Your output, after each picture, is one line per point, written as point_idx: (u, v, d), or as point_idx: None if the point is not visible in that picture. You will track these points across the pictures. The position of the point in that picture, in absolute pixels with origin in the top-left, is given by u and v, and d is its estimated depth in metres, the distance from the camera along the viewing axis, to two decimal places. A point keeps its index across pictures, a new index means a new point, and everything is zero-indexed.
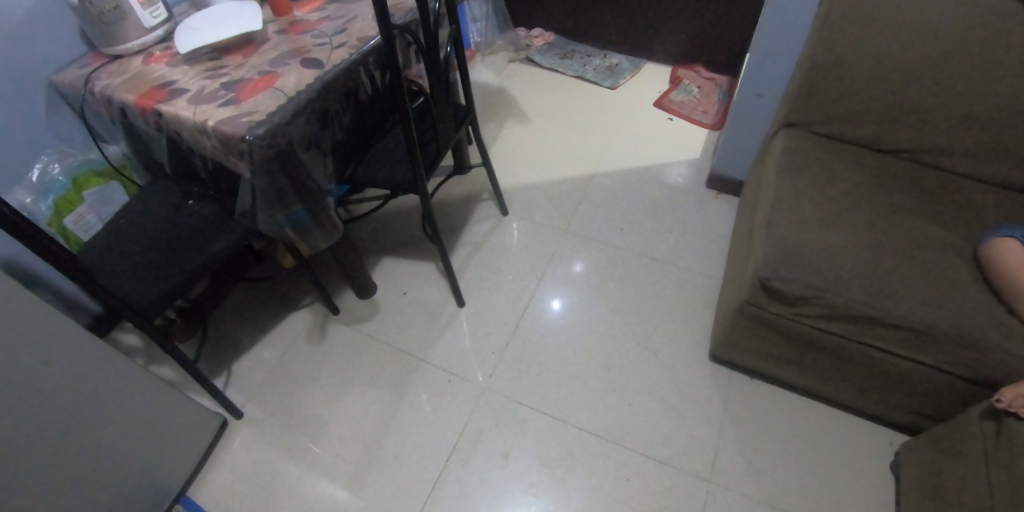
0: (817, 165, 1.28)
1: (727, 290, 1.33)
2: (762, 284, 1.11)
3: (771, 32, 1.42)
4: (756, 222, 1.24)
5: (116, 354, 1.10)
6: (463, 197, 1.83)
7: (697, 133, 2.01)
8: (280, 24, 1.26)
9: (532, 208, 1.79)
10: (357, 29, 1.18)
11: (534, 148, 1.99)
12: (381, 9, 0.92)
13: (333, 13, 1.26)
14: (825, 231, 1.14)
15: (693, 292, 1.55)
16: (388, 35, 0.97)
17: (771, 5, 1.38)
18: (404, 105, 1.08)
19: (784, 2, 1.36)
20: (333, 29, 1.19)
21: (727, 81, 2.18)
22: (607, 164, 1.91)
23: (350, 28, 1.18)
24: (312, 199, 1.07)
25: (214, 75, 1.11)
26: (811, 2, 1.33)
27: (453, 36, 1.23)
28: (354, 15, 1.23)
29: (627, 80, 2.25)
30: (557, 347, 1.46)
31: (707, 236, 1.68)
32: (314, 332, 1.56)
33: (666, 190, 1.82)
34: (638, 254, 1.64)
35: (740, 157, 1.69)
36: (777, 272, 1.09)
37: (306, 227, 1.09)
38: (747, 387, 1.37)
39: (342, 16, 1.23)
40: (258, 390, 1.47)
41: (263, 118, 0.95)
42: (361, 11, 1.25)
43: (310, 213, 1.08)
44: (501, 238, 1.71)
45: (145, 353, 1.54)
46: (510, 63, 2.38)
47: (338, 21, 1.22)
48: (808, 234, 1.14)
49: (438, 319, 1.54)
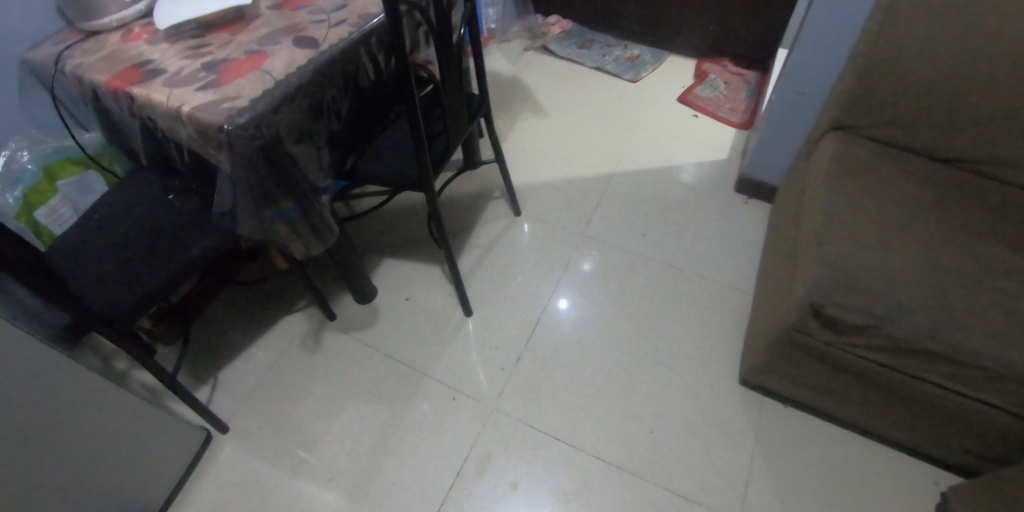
0: (873, 172, 1.13)
1: (765, 309, 1.19)
2: (813, 310, 0.96)
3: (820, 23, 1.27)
4: (801, 237, 1.10)
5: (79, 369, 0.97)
6: (472, 194, 1.69)
7: (724, 132, 1.87)
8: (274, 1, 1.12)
9: (548, 208, 1.65)
10: (358, 6, 1.03)
11: (549, 143, 1.85)
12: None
13: None
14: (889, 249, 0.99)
15: (721, 307, 1.41)
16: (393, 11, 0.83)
17: None
18: (410, 93, 0.95)
19: None
20: (332, 5, 1.05)
21: (755, 78, 2.04)
22: (627, 163, 1.78)
23: (351, 5, 1.04)
24: (302, 200, 0.94)
25: (196, 54, 0.98)
26: None
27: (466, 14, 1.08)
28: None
29: (649, 72, 2.11)
30: (571, 364, 1.33)
31: (737, 245, 1.54)
32: (308, 339, 1.44)
33: (691, 193, 1.68)
34: (660, 263, 1.51)
35: (775, 161, 1.55)
36: (832, 299, 0.94)
37: (295, 230, 0.97)
38: (778, 416, 1.24)
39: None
40: (246, 402, 1.36)
41: (246, 105, 0.82)
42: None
43: (300, 214, 0.95)
44: (512, 240, 1.57)
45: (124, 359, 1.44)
46: (525, 51, 2.24)
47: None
48: (867, 253, 0.98)
49: (442, 330, 1.40)
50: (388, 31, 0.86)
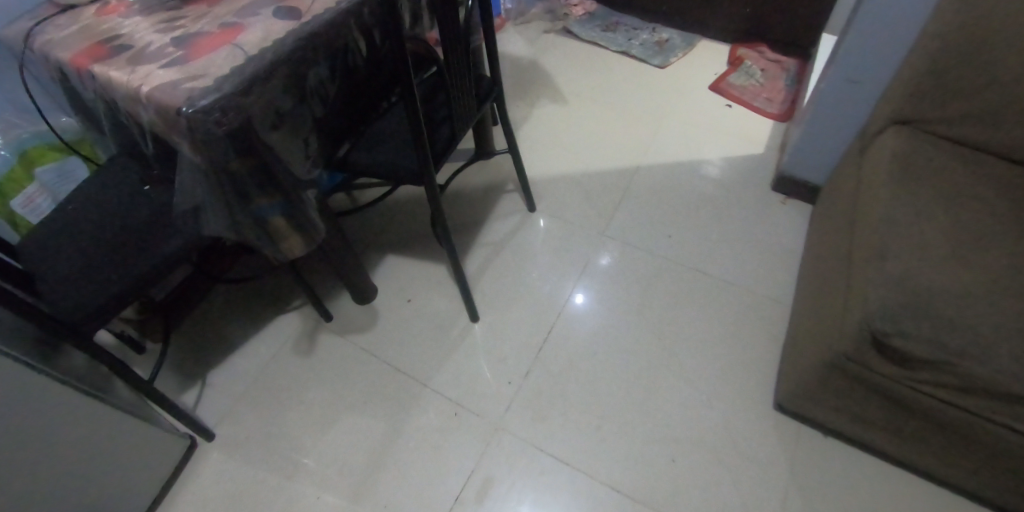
0: (943, 174, 0.97)
1: (811, 329, 1.04)
2: (874, 339, 0.81)
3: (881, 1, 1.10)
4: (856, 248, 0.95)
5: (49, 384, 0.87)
6: (484, 185, 1.55)
7: (760, 125, 1.70)
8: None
9: (566, 202, 1.50)
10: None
11: (568, 132, 1.70)
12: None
13: None
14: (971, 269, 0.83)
15: (756, 318, 1.27)
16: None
17: None
18: (406, 72, 0.82)
19: None
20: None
21: (795, 65, 1.87)
22: (654, 155, 1.62)
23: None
24: (281, 194, 0.83)
25: (168, 28, 0.87)
26: None
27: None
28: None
29: (679, 58, 1.94)
30: (586, 379, 1.20)
31: (775, 250, 1.38)
32: (302, 342, 1.34)
33: (723, 191, 1.53)
34: (688, 269, 1.36)
35: (819, 158, 1.39)
36: (899, 327, 0.78)
37: (274, 227, 0.86)
38: (818, 447, 1.10)
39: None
40: (234, 408, 1.27)
41: (212, 85, 0.71)
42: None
43: (280, 210, 0.84)
44: (526, 238, 1.44)
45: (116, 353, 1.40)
46: (545, 33, 2.09)
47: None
48: (938, 271, 0.83)
49: (446, 337, 1.29)
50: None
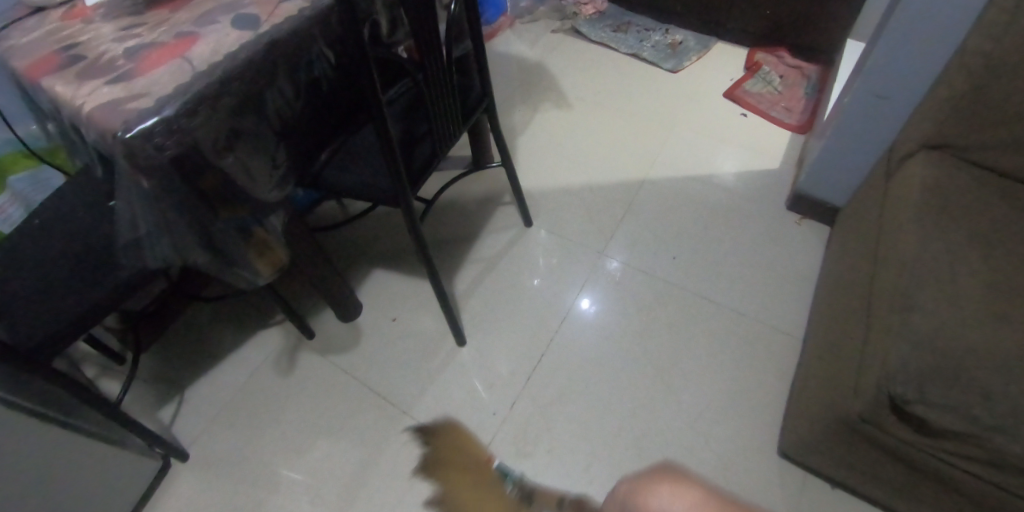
0: (978, 208, 0.87)
1: (823, 375, 0.94)
2: (894, 403, 0.71)
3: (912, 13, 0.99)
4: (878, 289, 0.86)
5: (13, 413, 0.81)
6: (479, 197, 1.47)
7: (777, 136, 1.60)
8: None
9: (564, 217, 1.42)
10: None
11: (572, 139, 1.61)
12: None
13: None
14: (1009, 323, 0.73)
15: (763, 352, 1.18)
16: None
17: None
18: (375, 88, 0.75)
19: None
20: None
21: (817, 72, 1.75)
22: (662, 167, 1.52)
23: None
24: (234, 216, 0.78)
25: (125, 36, 0.81)
26: None
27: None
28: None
29: (692, 61, 1.84)
30: (576, 413, 1.12)
31: (788, 276, 1.29)
32: (282, 360, 1.28)
33: (735, 208, 1.43)
34: (692, 295, 1.27)
35: (839, 177, 1.29)
36: (922, 393, 0.69)
37: (230, 251, 0.81)
38: (826, 501, 1.01)
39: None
40: (210, 427, 1.21)
41: (153, 105, 0.64)
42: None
43: (236, 232, 0.79)
44: (520, 255, 1.36)
45: (97, 363, 1.37)
46: (552, 33, 2.00)
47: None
48: (972, 326, 0.72)
49: (431, 360, 1.22)
50: (341, 8, 0.66)
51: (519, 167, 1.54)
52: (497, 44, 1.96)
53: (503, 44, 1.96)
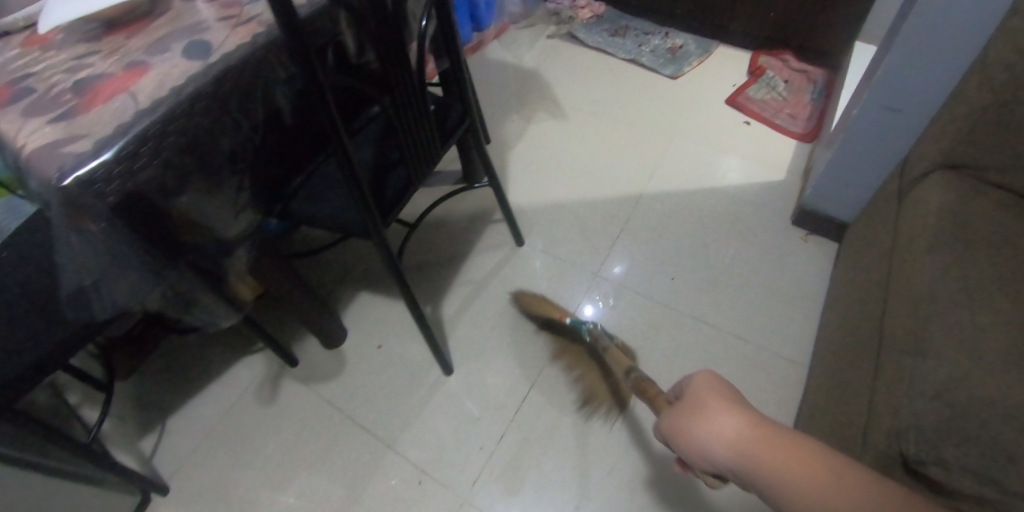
0: (1000, 237, 0.80)
1: (836, 419, 0.87)
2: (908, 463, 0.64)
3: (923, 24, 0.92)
4: (895, 328, 0.79)
5: None
6: (469, 214, 1.42)
7: (781, 146, 1.53)
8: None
9: (558, 235, 1.36)
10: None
11: (567, 150, 1.55)
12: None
13: None
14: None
15: (766, 381, 1.11)
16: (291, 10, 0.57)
17: None
18: (334, 119, 0.70)
19: None
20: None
21: (823, 77, 1.68)
22: (661, 179, 1.46)
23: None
24: (186, 256, 0.75)
25: (76, 66, 0.77)
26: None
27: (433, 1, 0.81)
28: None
29: (693, 66, 1.77)
30: (569, 448, 1.07)
31: (792, 299, 1.22)
32: (265, 388, 1.23)
33: (737, 223, 1.36)
34: (690, 319, 1.21)
35: (846, 193, 1.22)
36: (938, 455, 0.63)
37: (186, 291, 0.77)
38: None
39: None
40: (190, 459, 1.17)
41: (91, 148, 0.60)
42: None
43: (190, 271, 0.76)
44: (511, 276, 1.30)
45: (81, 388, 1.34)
46: (549, 38, 1.94)
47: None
48: (992, 379, 0.66)
49: (416, 391, 1.17)
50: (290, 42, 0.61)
51: (511, 181, 1.48)
52: (492, 50, 1.90)
53: (497, 51, 1.89)
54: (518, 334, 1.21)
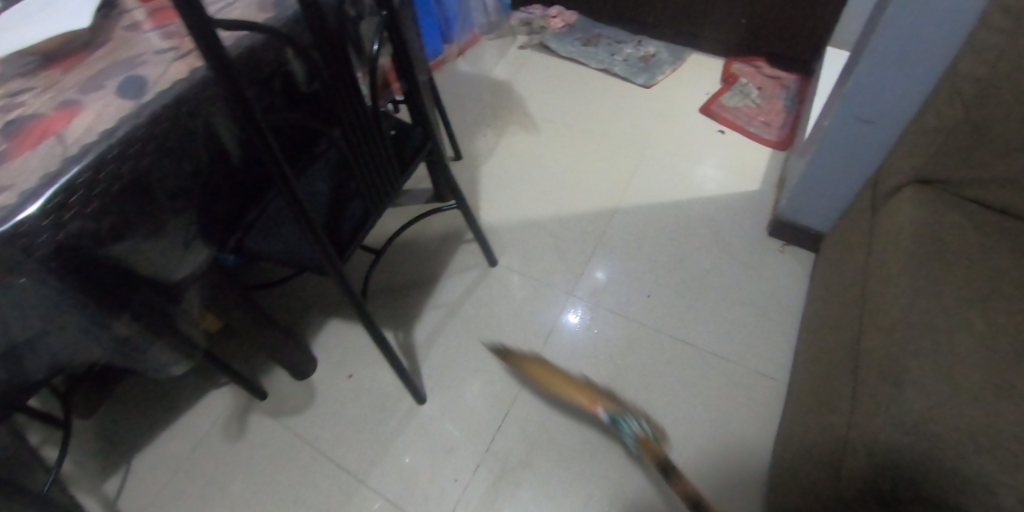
0: (974, 255, 0.79)
1: (816, 445, 0.85)
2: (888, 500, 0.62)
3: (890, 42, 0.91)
4: (872, 351, 0.77)
5: None
6: (441, 234, 1.39)
7: (755, 155, 1.51)
8: (148, 16, 0.86)
9: (532, 253, 1.33)
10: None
11: (539, 165, 1.52)
12: (184, 5, 0.49)
13: None
14: (1014, 401, 0.65)
15: (744, 400, 1.10)
16: (220, 48, 0.54)
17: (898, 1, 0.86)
18: (277, 154, 0.66)
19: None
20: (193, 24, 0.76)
21: (795, 83, 1.68)
22: (635, 194, 1.44)
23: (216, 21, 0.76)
24: (129, 308, 0.70)
25: (6, 104, 0.72)
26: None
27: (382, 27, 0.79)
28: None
29: (665, 75, 1.76)
30: (547, 478, 1.04)
31: (768, 314, 1.20)
32: (232, 424, 1.19)
33: (712, 236, 1.34)
34: (667, 338, 1.19)
35: (819, 205, 1.20)
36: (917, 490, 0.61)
37: (133, 343, 0.73)
38: None
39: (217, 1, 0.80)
40: (153, 503, 1.11)
41: (17, 200, 0.56)
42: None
43: (136, 323, 0.72)
44: (485, 298, 1.27)
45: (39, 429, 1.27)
46: (520, 49, 1.91)
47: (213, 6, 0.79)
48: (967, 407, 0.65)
49: (387, 423, 1.13)
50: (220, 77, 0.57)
51: (483, 199, 1.45)
52: (463, 62, 1.87)
53: (468, 63, 1.87)
54: (493, 359, 1.18)
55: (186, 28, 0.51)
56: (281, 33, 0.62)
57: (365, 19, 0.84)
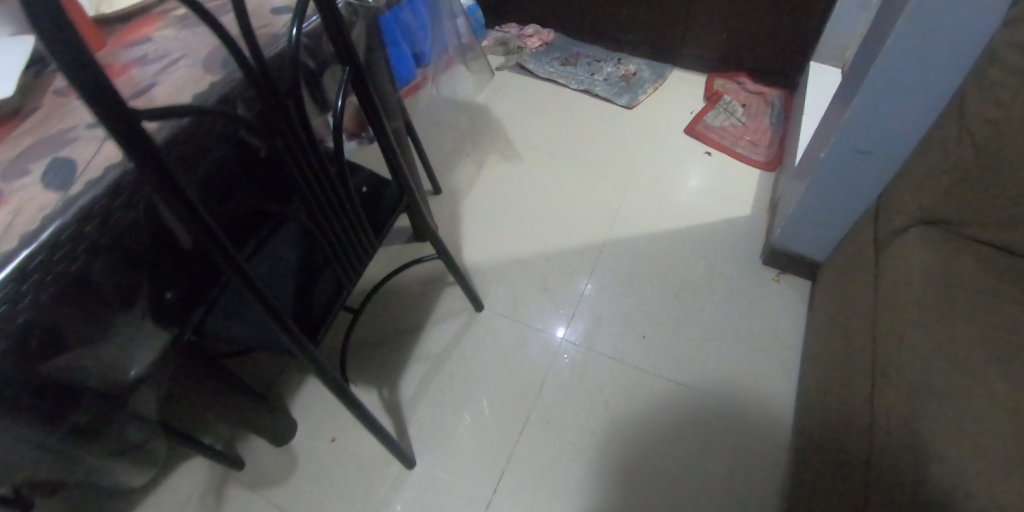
0: (989, 304, 0.74)
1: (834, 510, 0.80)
2: None
3: (887, 78, 0.86)
4: (889, 414, 0.72)
5: None
6: (423, 278, 1.32)
7: (744, 178, 1.47)
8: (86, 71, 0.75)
9: (521, 294, 1.27)
10: (161, 93, 0.65)
11: (522, 197, 1.46)
12: (96, 101, 0.42)
13: (155, 50, 0.75)
14: None
15: (749, 446, 1.05)
16: (148, 142, 0.47)
17: (896, 37, 0.81)
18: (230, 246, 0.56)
19: (913, 34, 0.80)
20: (132, 90, 0.67)
21: (779, 99, 1.65)
22: (623, 224, 1.38)
23: (159, 86, 0.67)
24: (66, 421, 0.63)
25: None
26: (978, 32, 0.75)
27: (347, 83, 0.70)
28: (183, 54, 0.72)
29: (648, 94, 1.71)
30: None
31: (768, 350, 1.16)
32: (207, 499, 1.09)
33: (706, 267, 1.30)
34: (665, 382, 1.13)
35: (815, 236, 1.16)
36: None
37: (70, 450, 0.66)
38: None
39: (160, 60, 0.71)
40: None
41: None
42: (186, 50, 0.72)
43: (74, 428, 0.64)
44: (473, 346, 1.21)
45: None
46: (497, 70, 1.85)
47: (155, 66, 0.71)
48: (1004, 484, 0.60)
49: (374, 491, 1.06)
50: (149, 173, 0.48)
51: (465, 236, 1.38)
52: None
53: None
54: (485, 414, 1.12)
55: (104, 129, 0.44)
56: (221, 110, 0.54)
57: (327, 70, 0.76)
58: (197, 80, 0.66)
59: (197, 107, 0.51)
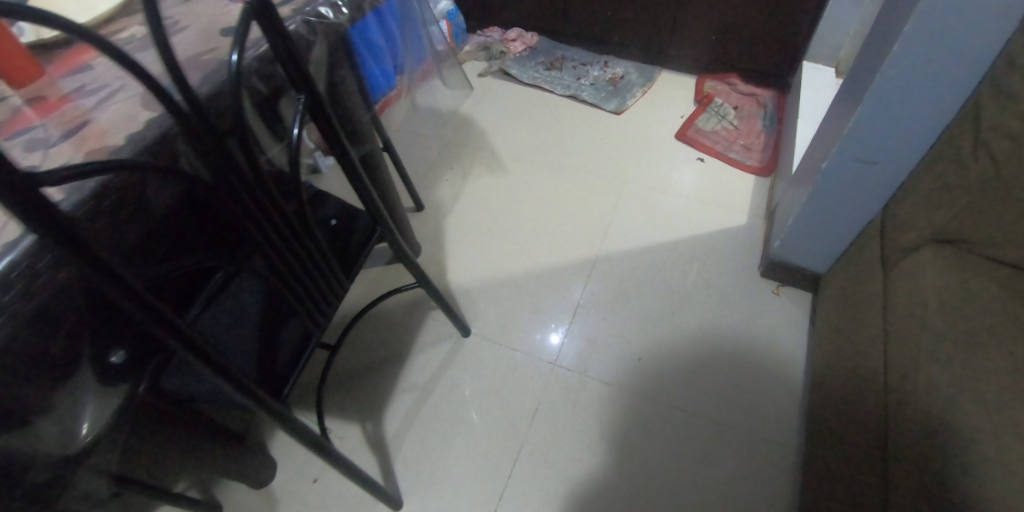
0: None
1: None
2: None
3: (893, 85, 0.80)
4: (910, 454, 0.67)
5: None
6: (406, 302, 1.25)
7: (738, 184, 1.41)
8: (25, 101, 0.64)
9: (510, 316, 1.21)
10: (95, 131, 0.58)
11: (509, 211, 1.40)
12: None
13: (95, 79, 0.68)
14: None
15: (755, 475, 0.99)
16: (46, 200, 0.41)
17: (902, 41, 0.75)
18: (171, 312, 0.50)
19: (920, 38, 0.74)
20: (67, 126, 0.60)
21: (772, 100, 1.59)
22: (615, 238, 1.32)
23: (93, 122, 0.60)
24: None
25: None
26: (991, 35, 0.70)
27: (304, 112, 0.63)
28: (123, 84, 0.65)
29: (637, 98, 1.65)
30: None
31: (770, 370, 1.11)
32: None
33: (703, 282, 1.24)
34: (664, 407, 1.08)
35: (816, 248, 1.11)
36: None
37: None
38: None
39: (98, 91, 0.65)
40: None
41: None
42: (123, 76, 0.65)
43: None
44: (460, 374, 1.14)
45: None
46: (480, 77, 1.79)
47: (92, 98, 0.64)
48: None
49: None
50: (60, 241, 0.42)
51: (450, 255, 1.32)
52: None
53: None
54: (476, 448, 1.05)
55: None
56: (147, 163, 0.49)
57: (285, 95, 0.69)
58: (133, 117, 0.59)
59: (114, 164, 0.46)
